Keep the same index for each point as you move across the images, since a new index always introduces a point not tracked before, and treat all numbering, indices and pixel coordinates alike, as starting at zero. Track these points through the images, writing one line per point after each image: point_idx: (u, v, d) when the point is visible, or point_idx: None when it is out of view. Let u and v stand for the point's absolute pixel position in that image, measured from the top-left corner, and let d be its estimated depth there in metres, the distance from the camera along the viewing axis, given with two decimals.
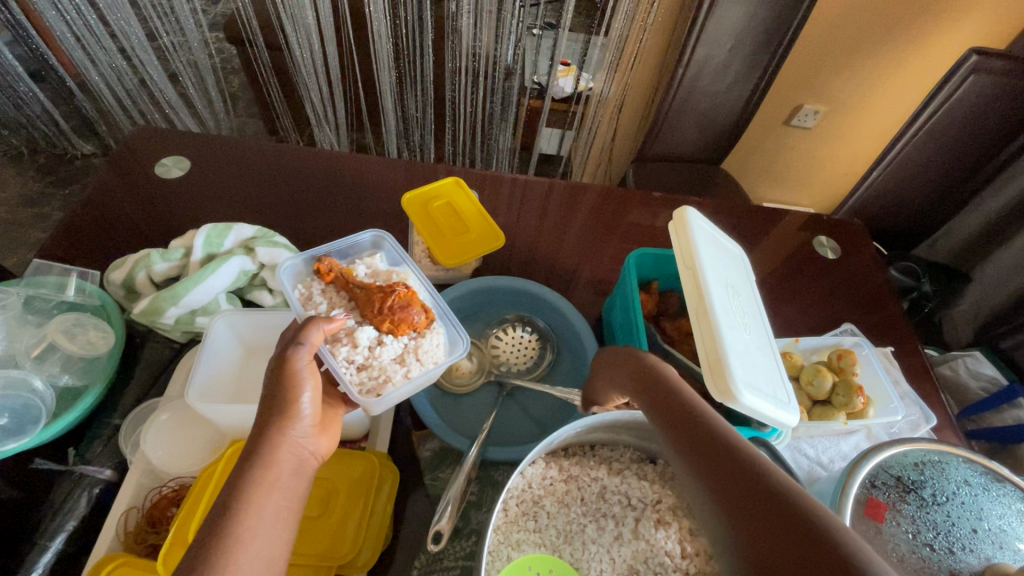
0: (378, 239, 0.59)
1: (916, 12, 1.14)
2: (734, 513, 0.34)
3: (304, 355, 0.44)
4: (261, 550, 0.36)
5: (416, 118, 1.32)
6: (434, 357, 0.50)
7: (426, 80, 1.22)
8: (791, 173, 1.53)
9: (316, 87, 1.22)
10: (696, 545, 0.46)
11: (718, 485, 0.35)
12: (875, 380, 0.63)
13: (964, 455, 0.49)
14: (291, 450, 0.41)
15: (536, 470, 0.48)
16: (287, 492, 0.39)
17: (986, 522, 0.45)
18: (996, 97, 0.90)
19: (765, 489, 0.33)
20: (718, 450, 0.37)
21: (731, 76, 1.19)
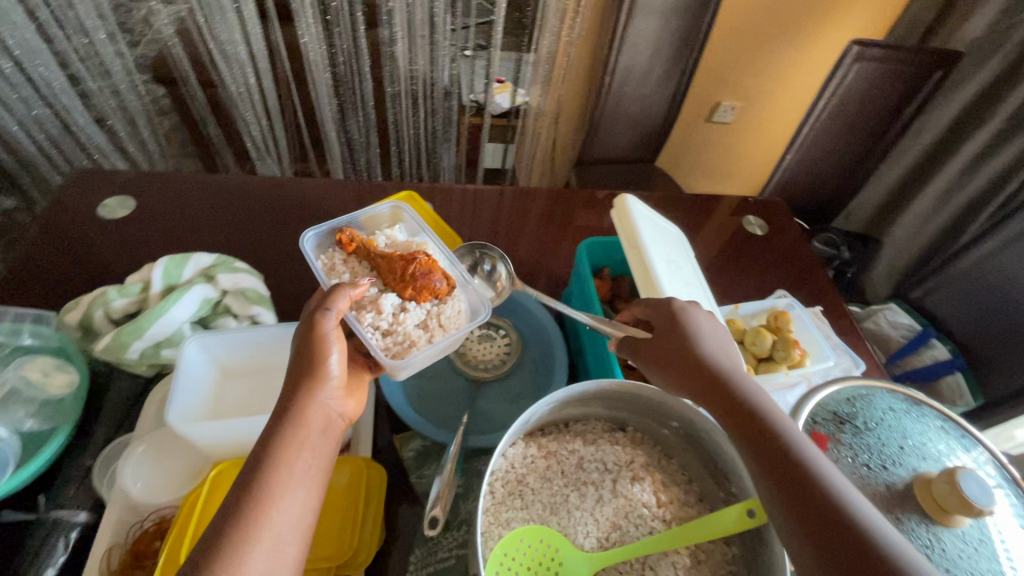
0: (398, 210, 0.65)
1: (805, 14, 1.29)
2: (813, 541, 0.36)
3: (331, 320, 0.47)
4: (293, 503, 0.40)
5: (361, 143, 1.34)
6: (456, 321, 0.55)
7: (367, 104, 1.25)
8: (719, 165, 1.65)
9: (254, 116, 1.23)
10: (669, 494, 0.51)
11: (800, 511, 0.37)
12: (808, 336, 0.70)
13: (887, 386, 0.57)
14: (320, 411, 0.45)
15: (517, 450, 0.52)
16: (314, 449, 0.44)
17: (911, 438, 0.52)
18: (878, 81, 1.02)
19: (848, 525, 0.36)
20: (803, 477, 0.39)
21: (653, 80, 1.29)
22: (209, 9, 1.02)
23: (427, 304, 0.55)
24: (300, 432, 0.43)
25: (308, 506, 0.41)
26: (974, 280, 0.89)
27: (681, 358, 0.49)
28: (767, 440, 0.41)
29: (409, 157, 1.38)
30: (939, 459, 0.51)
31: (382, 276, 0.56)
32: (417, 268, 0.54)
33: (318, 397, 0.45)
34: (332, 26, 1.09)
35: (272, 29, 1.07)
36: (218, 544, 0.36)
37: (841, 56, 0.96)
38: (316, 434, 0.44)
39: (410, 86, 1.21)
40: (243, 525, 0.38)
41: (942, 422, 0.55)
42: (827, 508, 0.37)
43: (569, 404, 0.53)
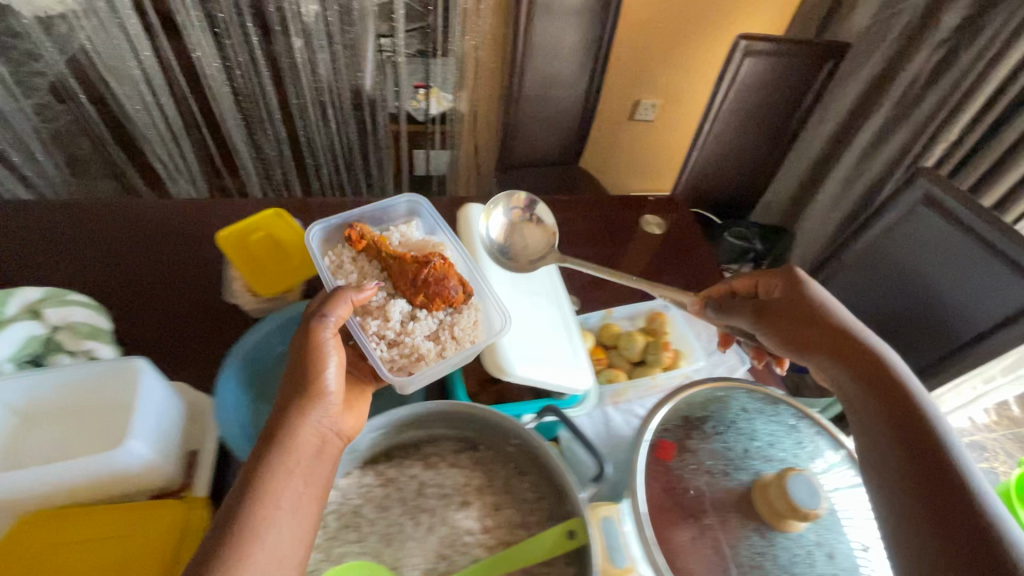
0: (411, 207, 0.69)
1: (711, 11, 1.31)
2: (904, 471, 0.38)
3: (328, 332, 0.48)
4: (282, 532, 0.39)
5: (275, 159, 1.28)
6: (470, 333, 0.57)
7: (276, 116, 1.19)
8: (646, 163, 1.66)
9: (160, 140, 1.16)
10: (496, 518, 0.49)
11: (901, 446, 0.40)
12: (682, 336, 0.70)
13: (746, 386, 0.56)
14: (312, 431, 0.44)
15: (351, 480, 0.49)
16: (304, 476, 0.42)
17: (757, 440, 0.52)
18: (771, 75, 1.01)
19: (948, 463, 0.38)
20: (918, 418, 0.41)
21: (568, 82, 1.28)
22: (90, 30, 0.94)
23: (437, 315, 0.57)
24: (289, 455, 0.42)
25: (299, 536, 0.40)
26: (856, 267, 0.89)
27: (791, 317, 0.53)
28: (885, 386, 0.44)
29: (325, 167, 1.33)
30: (783, 460, 0.51)
31: (394, 282, 0.58)
32: (430, 274, 0.56)
33: (311, 415, 0.45)
34: (223, 38, 1.02)
35: (162, 47, 1.01)
36: (207, 558, 0.35)
37: (731, 51, 0.95)
38: (314, 452, 0.44)
39: (317, 96, 1.17)
40: (238, 539, 0.37)
41: (796, 419, 0.54)
42: (933, 447, 0.39)
43: (409, 425, 0.51)
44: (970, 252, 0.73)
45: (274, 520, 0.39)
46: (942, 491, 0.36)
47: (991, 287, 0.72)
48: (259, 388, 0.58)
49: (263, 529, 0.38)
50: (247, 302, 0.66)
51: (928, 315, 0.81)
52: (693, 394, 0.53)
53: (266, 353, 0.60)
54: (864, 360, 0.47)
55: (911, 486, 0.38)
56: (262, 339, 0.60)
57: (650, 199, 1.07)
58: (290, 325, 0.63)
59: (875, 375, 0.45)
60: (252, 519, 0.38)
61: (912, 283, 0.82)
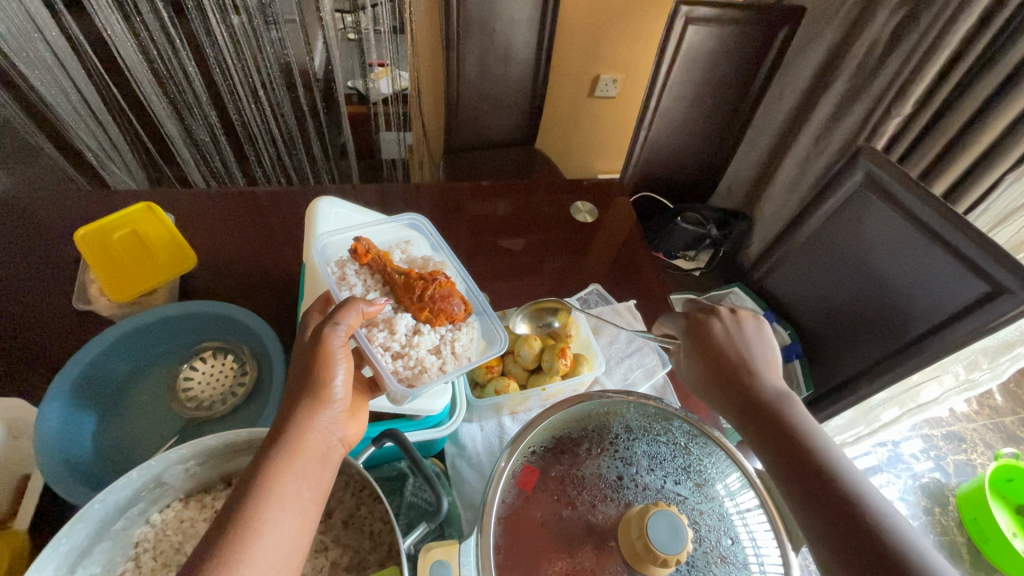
0: (415, 223, 0.62)
1: None
2: (813, 522, 0.36)
3: (339, 339, 0.42)
4: (277, 542, 0.33)
5: (211, 147, 1.06)
6: (471, 351, 0.52)
7: (202, 101, 0.97)
8: (601, 139, 1.61)
9: (85, 129, 0.97)
10: (315, 564, 0.45)
11: (801, 492, 0.37)
12: (587, 340, 0.65)
13: (636, 399, 0.49)
14: (320, 435, 0.39)
15: (170, 515, 0.44)
16: (308, 480, 0.37)
17: (634, 466, 0.45)
18: (717, 43, 0.95)
19: (854, 502, 0.35)
20: (802, 452, 0.39)
21: (520, 56, 1.21)
22: None
23: (441, 329, 0.52)
24: (296, 457, 0.37)
25: (295, 546, 0.34)
26: (805, 254, 0.83)
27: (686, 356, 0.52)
28: (771, 420, 0.42)
29: (267, 156, 1.11)
30: (661, 489, 0.44)
31: (402, 296, 0.53)
32: (435, 291, 0.52)
33: (319, 417, 0.39)
34: (133, 13, 0.82)
35: (68, 23, 0.82)
36: (192, 572, 0.30)
37: (671, 19, 0.88)
38: (320, 462, 0.38)
39: (246, 78, 0.95)
40: (230, 548, 0.31)
41: (689, 438, 0.48)
42: (830, 485, 0.36)
43: (235, 454, 0.44)
44: (916, 241, 0.65)
45: (270, 530, 0.33)
46: (856, 543, 0.33)
47: (943, 282, 0.63)
48: (100, 411, 0.54)
49: (256, 540, 0.32)
50: (105, 308, 0.60)
51: (878, 310, 0.73)
52: (568, 412, 0.48)
53: (109, 374, 0.56)
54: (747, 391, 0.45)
55: (826, 542, 0.34)
56: (101, 358, 0.55)
57: (586, 184, 1.02)
58: (138, 340, 0.58)
59: (762, 406, 0.43)
60: (250, 526, 0.33)
61: (865, 275, 0.74)
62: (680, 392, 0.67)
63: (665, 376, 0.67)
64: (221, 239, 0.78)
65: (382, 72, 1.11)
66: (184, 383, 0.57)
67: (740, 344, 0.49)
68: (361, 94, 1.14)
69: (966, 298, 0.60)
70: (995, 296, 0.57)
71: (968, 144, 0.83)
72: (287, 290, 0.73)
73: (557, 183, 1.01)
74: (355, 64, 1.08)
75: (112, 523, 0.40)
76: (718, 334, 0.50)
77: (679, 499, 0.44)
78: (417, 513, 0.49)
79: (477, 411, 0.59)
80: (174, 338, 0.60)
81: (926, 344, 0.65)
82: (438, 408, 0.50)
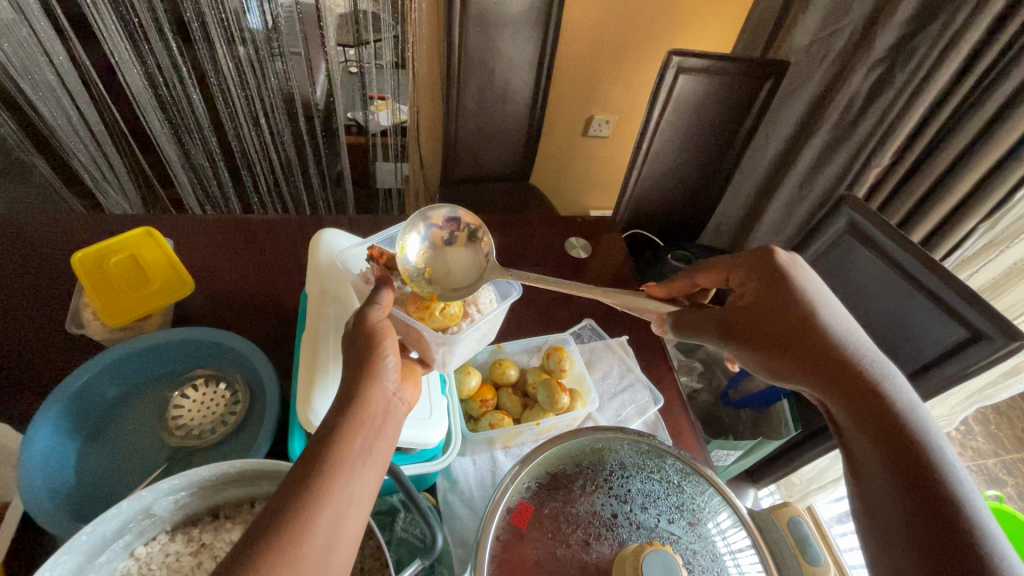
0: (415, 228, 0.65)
1: (654, 28, 1.31)
2: (891, 505, 0.35)
3: (379, 314, 0.44)
4: (345, 504, 0.32)
5: (209, 172, 1.07)
6: (490, 308, 0.55)
7: (202, 127, 0.98)
8: (594, 176, 1.66)
9: (84, 150, 0.98)
10: None
11: (909, 526, 0.33)
12: (580, 374, 0.66)
13: (629, 435, 0.49)
14: (383, 394, 0.39)
15: (155, 548, 0.43)
16: (375, 445, 0.36)
17: (628, 504, 0.46)
18: (704, 90, 1.00)
19: (975, 544, 0.31)
20: (936, 489, 0.34)
21: (517, 95, 1.25)
22: None
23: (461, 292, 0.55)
24: (362, 423, 0.36)
25: (363, 511, 0.33)
26: None
27: (764, 328, 0.47)
28: (890, 431, 0.38)
29: (264, 182, 1.12)
30: (654, 528, 0.45)
31: (416, 287, 0.53)
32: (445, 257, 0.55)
33: (379, 379, 0.39)
34: (141, 41, 0.83)
35: (77, 49, 0.83)
36: (260, 534, 0.29)
37: (663, 69, 0.92)
38: (385, 423, 0.38)
39: (250, 107, 0.98)
40: (307, 504, 0.31)
41: (682, 476, 0.48)
42: (948, 516, 0.33)
43: (229, 484, 0.44)
44: (897, 285, 0.67)
45: (347, 482, 0.33)
46: (932, 539, 0.32)
47: (925, 327, 0.65)
48: (86, 436, 0.53)
49: (329, 497, 0.31)
50: (97, 331, 0.60)
51: None
52: (562, 445, 0.48)
53: (96, 400, 0.55)
54: (874, 404, 0.40)
55: (897, 513, 0.34)
56: (88, 384, 0.54)
57: (579, 219, 1.04)
58: (129, 365, 0.57)
59: (886, 421, 0.39)
60: (322, 488, 0.32)
61: None
62: (671, 428, 0.68)
63: (656, 413, 0.67)
64: (214, 267, 0.78)
65: (381, 106, 1.14)
66: (173, 411, 0.56)
67: (821, 303, 0.47)
68: (360, 125, 1.17)
69: (945, 344, 0.63)
70: (973, 341, 0.59)
71: (943, 194, 0.88)
72: (281, 318, 0.73)
73: (553, 219, 1.03)
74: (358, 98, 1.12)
75: (97, 556, 0.38)
76: (799, 286, 0.48)
77: (672, 538, 0.44)
78: (408, 548, 0.48)
79: (469, 444, 0.59)
80: (165, 364, 0.60)
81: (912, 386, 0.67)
82: (434, 442, 0.49)
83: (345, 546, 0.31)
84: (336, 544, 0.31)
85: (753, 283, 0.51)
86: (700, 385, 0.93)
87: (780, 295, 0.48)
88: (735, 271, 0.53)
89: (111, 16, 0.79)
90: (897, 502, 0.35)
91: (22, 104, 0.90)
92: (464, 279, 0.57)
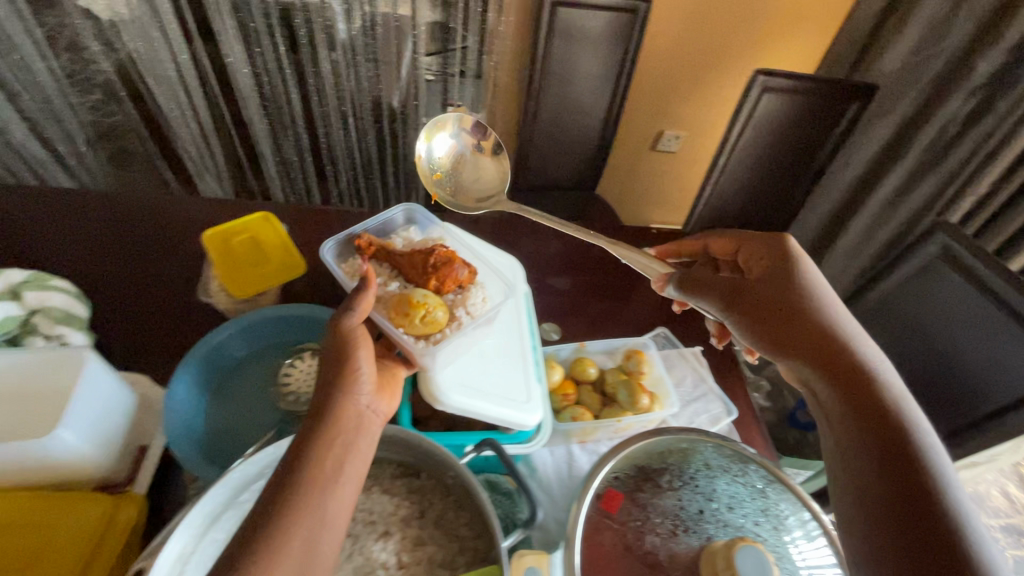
0: (411, 213, 0.65)
1: (731, 48, 1.32)
2: (866, 471, 0.37)
3: (355, 321, 0.46)
4: (316, 521, 0.36)
5: (297, 164, 1.17)
6: (481, 308, 0.54)
7: (295, 122, 1.09)
8: (659, 191, 1.67)
9: (191, 140, 1.08)
10: (418, 555, 0.46)
11: (882, 488, 0.36)
12: (660, 378, 0.67)
13: (714, 439, 0.51)
14: (355, 408, 0.42)
15: None
16: (348, 458, 0.39)
17: (715, 502, 0.47)
18: (789, 109, 1.00)
19: (942, 512, 0.33)
20: (911, 460, 0.36)
21: (586, 107, 1.28)
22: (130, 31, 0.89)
23: (451, 293, 0.54)
24: (335, 440, 0.39)
25: (339, 522, 0.37)
26: None
27: (764, 309, 0.49)
28: (870, 408, 0.40)
29: (344, 177, 1.22)
30: (741, 527, 0.46)
31: (427, 176, 0.74)
32: (436, 258, 0.54)
33: (352, 395, 0.42)
34: (255, 44, 0.95)
35: (200, 53, 0.94)
36: (244, 552, 0.33)
37: (748, 86, 0.93)
38: (359, 433, 0.41)
39: (340, 106, 1.09)
40: (287, 523, 0.34)
41: (766, 483, 0.49)
42: (919, 486, 0.35)
43: None
44: (992, 317, 0.66)
45: (319, 504, 0.36)
46: (903, 503, 0.34)
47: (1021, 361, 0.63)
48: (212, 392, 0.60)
49: (303, 519, 0.35)
50: (222, 302, 0.67)
51: (948, 383, 0.73)
52: (651, 439, 0.50)
53: (223, 360, 0.62)
54: (861, 384, 0.42)
55: (871, 477, 0.37)
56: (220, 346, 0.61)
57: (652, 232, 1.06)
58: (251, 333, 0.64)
59: (877, 412, 0.40)
60: (294, 510, 0.35)
61: (932, 347, 0.75)
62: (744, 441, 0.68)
63: (728, 424, 0.68)
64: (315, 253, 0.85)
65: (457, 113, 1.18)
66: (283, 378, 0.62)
67: (823, 288, 0.49)
68: None
69: None
70: None
71: None
72: None
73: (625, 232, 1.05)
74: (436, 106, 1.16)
75: (240, 493, 0.44)
76: (807, 270, 0.50)
77: (758, 540, 0.45)
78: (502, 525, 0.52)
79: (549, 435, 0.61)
80: (276, 335, 0.66)
81: (1002, 421, 0.65)
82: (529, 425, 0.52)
83: (323, 556, 0.35)
84: (314, 557, 0.35)
85: (760, 263, 0.53)
86: (766, 404, 0.92)
87: (786, 276, 0.50)
88: (747, 249, 0.55)
89: (231, 22, 0.91)
90: (874, 469, 0.37)
91: (145, 96, 1.01)
92: (472, 185, 0.75)
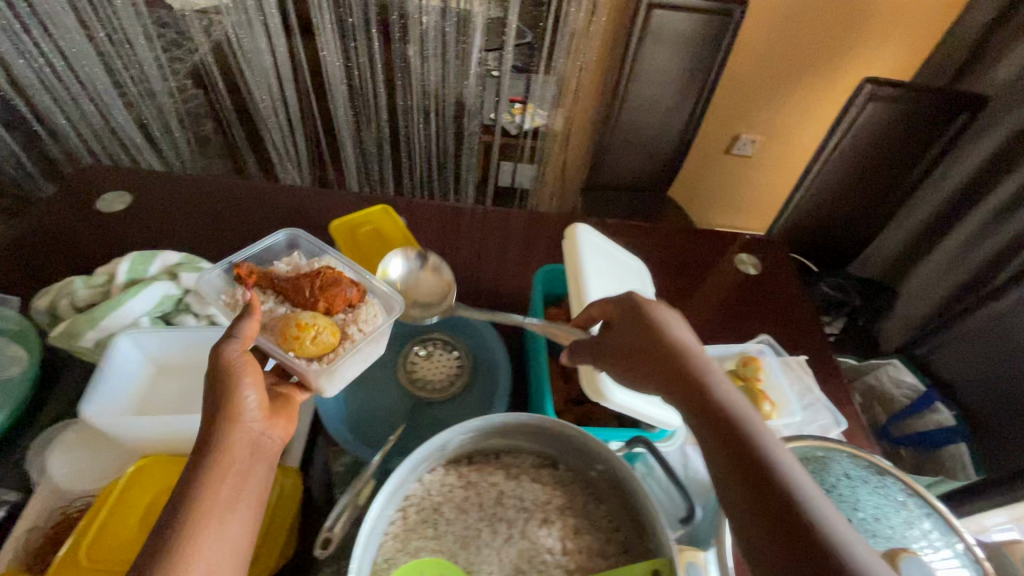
0: (293, 237, 0.62)
1: (819, 52, 1.30)
2: (749, 513, 0.35)
3: (234, 349, 0.45)
4: (216, 548, 0.36)
5: (373, 155, 1.18)
6: (376, 323, 0.53)
7: (379, 114, 1.10)
8: (729, 195, 1.65)
9: (277, 128, 1.11)
10: (578, 543, 0.48)
11: (765, 531, 0.34)
12: (777, 386, 0.68)
13: (848, 450, 0.52)
14: (245, 433, 0.42)
15: (434, 477, 0.51)
16: (235, 483, 0.40)
17: (860, 511, 0.48)
18: (893, 119, 0.98)
19: (821, 546, 0.32)
20: (785, 493, 0.35)
21: (665, 106, 1.27)
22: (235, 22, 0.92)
23: (342, 312, 0.53)
24: (225, 470, 0.39)
25: (237, 551, 0.38)
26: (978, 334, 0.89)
27: (635, 348, 0.47)
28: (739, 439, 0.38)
29: (418, 166, 1.21)
30: (890, 538, 0.46)
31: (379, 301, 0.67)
32: (322, 278, 0.53)
33: (239, 424, 0.42)
34: (350, 39, 0.97)
35: (297, 46, 0.97)
36: None
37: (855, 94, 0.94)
38: (250, 459, 0.42)
39: (423, 101, 1.08)
40: (187, 550, 0.35)
41: (908, 497, 0.49)
42: (796, 522, 0.33)
43: (495, 435, 0.52)
44: None
45: (212, 536, 0.36)
46: (789, 544, 0.33)
47: None
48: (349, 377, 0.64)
49: (201, 548, 0.35)
50: None
51: None
52: (789, 445, 0.52)
53: None
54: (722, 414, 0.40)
55: (752, 521, 0.35)
56: None
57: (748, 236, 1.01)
58: None
59: (727, 430, 0.39)
60: (189, 541, 0.35)
61: None
62: None
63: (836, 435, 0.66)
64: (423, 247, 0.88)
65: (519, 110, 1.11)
66: (412, 366, 0.65)
67: (665, 323, 0.48)
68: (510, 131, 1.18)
69: None
70: None
71: None
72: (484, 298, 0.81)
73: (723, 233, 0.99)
74: (493, 100, 1.07)
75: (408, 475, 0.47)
76: (647, 310, 0.49)
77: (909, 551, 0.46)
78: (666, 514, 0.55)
79: None
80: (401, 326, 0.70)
81: None
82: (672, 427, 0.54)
83: None
84: None
85: (611, 307, 0.51)
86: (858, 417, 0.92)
87: (641, 317, 0.48)
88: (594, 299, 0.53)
89: (330, 15, 0.93)
90: (752, 510, 0.35)
91: (239, 84, 1.04)
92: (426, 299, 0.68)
